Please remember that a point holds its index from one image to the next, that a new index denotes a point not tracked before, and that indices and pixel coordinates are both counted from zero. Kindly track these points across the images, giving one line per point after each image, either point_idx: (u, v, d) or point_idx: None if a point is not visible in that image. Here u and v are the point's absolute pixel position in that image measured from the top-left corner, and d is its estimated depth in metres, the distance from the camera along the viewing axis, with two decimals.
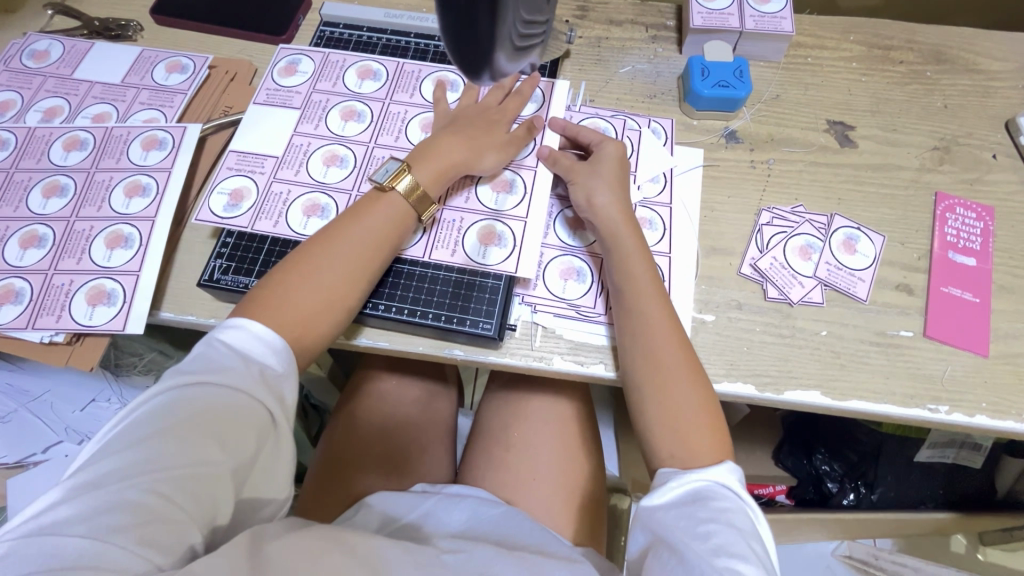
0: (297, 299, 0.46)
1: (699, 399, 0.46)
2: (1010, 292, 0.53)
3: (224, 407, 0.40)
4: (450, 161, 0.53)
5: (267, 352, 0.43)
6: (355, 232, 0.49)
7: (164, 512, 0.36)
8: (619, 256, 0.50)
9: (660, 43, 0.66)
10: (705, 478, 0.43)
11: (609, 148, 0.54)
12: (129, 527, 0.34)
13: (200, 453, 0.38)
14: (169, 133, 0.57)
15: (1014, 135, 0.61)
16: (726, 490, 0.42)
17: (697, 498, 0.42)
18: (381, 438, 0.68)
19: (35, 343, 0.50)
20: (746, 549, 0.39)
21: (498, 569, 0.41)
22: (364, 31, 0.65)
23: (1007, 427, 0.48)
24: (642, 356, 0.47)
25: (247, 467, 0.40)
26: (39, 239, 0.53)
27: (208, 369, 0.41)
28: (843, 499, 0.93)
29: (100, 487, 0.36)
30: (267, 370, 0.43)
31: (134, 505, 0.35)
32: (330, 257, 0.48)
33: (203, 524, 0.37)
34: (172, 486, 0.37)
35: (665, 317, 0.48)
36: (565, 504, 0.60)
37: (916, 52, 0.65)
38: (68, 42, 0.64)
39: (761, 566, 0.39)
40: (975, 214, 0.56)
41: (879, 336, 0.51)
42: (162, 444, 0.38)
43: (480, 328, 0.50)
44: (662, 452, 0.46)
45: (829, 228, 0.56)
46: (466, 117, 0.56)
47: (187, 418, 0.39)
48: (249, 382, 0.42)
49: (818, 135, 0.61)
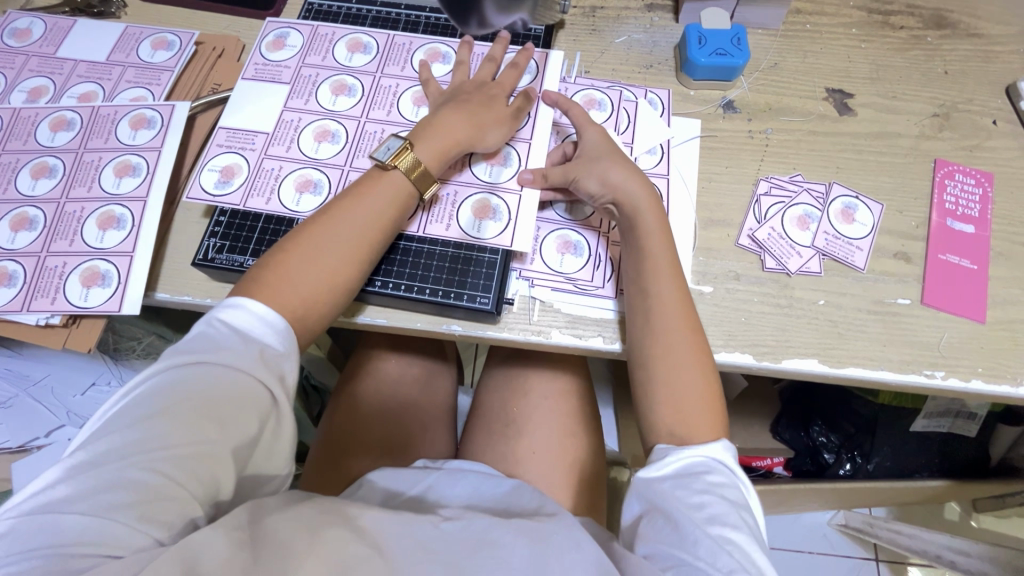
0: (297, 278, 0.45)
1: (699, 369, 0.46)
2: (1008, 259, 0.53)
3: (222, 387, 0.40)
4: (454, 138, 0.52)
5: (266, 330, 0.43)
6: (358, 212, 0.48)
7: (164, 490, 0.36)
8: (640, 236, 0.49)
9: (656, 12, 0.65)
10: (699, 455, 0.43)
11: (592, 133, 0.54)
12: (129, 505, 0.35)
13: (200, 432, 0.38)
14: (157, 111, 0.56)
15: (1015, 100, 0.60)
16: (720, 463, 0.43)
17: (692, 471, 0.42)
18: (381, 417, 0.69)
19: (31, 326, 0.50)
20: (739, 519, 0.40)
21: (496, 534, 0.40)
22: (353, 3, 0.63)
23: (1002, 392, 0.48)
24: (653, 336, 0.47)
25: (249, 446, 0.40)
26: (30, 221, 0.52)
27: (207, 348, 0.41)
28: (840, 469, 0.95)
29: (100, 465, 0.36)
30: (266, 350, 0.43)
31: (135, 482, 0.36)
32: (331, 236, 0.47)
33: (204, 501, 0.38)
34: (171, 465, 0.37)
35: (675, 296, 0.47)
36: (565, 476, 0.61)
37: (917, 16, 0.64)
38: (49, 20, 0.63)
39: (753, 536, 0.39)
40: (974, 180, 0.56)
41: (877, 304, 0.51)
42: (162, 422, 0.38)
43: (478, 303, 0.50)
44: (662, 428, 0.46)
45: (827, 197, 0.56)
46: (464, 93, 0.55)
47: (187, 396, 0.39)
48: (249, 361, 0.41)
49: (817, 104, 0.60)
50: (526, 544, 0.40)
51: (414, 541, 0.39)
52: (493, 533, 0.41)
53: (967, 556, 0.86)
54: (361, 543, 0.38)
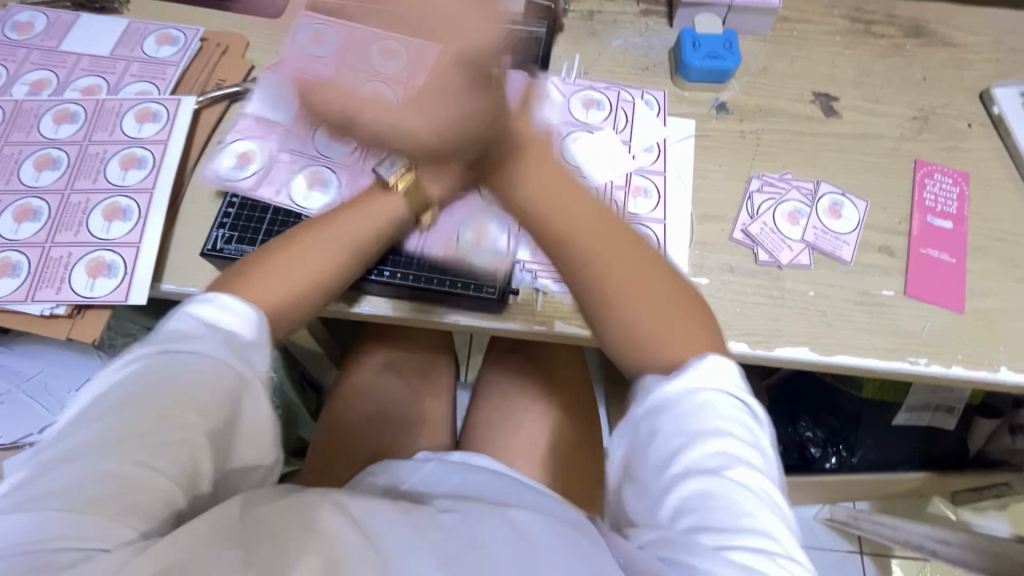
0: (286, 281, 0.46)
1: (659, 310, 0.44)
2: (985, 253, 0.56)
3: (197, 375, 0.39)
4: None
5: (239, 321, 0.43)
6: (350, 218, 0.50)
7: (145, 480, 0.35)
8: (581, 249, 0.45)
9: (651, 18, 0.67)
10: (670, 390, 0.40)
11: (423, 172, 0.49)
12: (110, 497, 0.34)
13: (173, 417, 0.38)
14: (163, 105, 0.57)
15: (988, 105, 0.63)
16: (710, 480, 0.37)
17: (659, 419, 0.40)
18: (382, 411, 0.69)
19: (35, 316, 0.50)
20: (723, 461, 0.38)
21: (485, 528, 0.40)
22: None
23: (981, 377, 0.51)
24: (633, 331, 0.44)
25: (226, 431, 0.39)
26: (34, 213, 0.52)
27: (177, 338, 0.40)
28: (825, 462, 0.97)
29: (74, 460, 0.35)
30: (235, 338, 0.42)
31: (111, 475, 0.35)
32: (318, 240, 0.48)
33: (188, 489, 0.37)
34: (149, 455, 0.36)
35: (672, 302, 0.44)
36: (566, 466, 0.62)
37: (896, 26, 0.68)
38: (52, 14, 0.63)
39: (741, 468, 0.38)
40: (952, 179, 0.59)
41: (863, 296, 0.54)
42: (133, 412, 0.37)
43: (483, 293, 0.51)
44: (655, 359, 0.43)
45: (815, 194, 0.58)
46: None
47: (162, 388, 0.38)
48: (218, 347, 0.41)
49: (804, 107, 0.63)
50: (506, 532, 0.40)
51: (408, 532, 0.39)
52: (483, 527, 0.41)
53: (948, 544, 0.88)
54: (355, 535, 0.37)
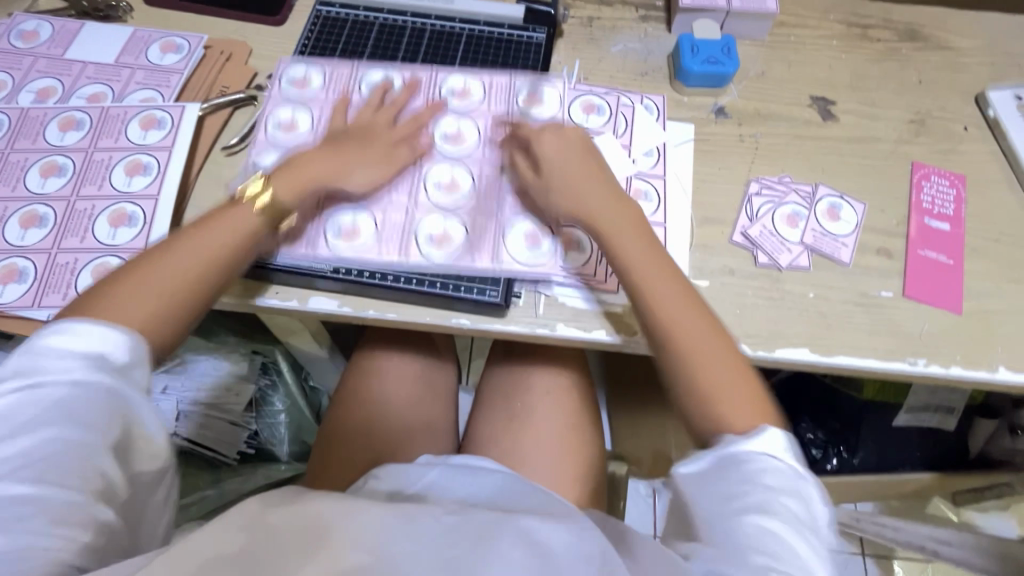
0: (155, 299, 0.45)
1: (731, 367, 0.46)
2: (982, 254, 0.57)
3: (77, 395, 0.39)
4: (313, 174, 0.53)
5: (110, 336, 0.41)
6: (199, 228, 0.48)
7: (56, 497, 0.36)
8: (617, 247, 0.51)
9: (650, 23, 0.68)
10: (750, 448, 0.42)
11: (548, 142, 0.55)
12: (28, 517, 0.35)
13: (59, 442, 0.37)
14: (168, 112, 0.58)
15: (984, 108, 0.64)
16: (761, 510, 0.40)
17: (735, 466, 0.42)
18: (385, 413, 0.70)
19: (41, 321, 0.50)
20: (788, 513, 0.40)
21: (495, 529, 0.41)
22: (361, 11, 0.66)
23: (979, 377, 0.52)
24: (694, 391, 0.46)
25: (121, 447, 0.40)
26: (40, 219, 0.53)
27: (50, 367, 0.39)
28: (827, 463, 0.97)
29: None
30: (110, 355, 0.41)
31: (20, 511, 0.35)
32: (181, 254, 0.47)
33: (103, 505, 0.38)
34: (53, 474, 0.36)
35: (724, 354, 0.47)
36: (568, 466, 0.63)
37: (892, 30, 0.68)
38: (57, 23, 0.63)
39: (800, 527, 0.40)
40: (948, 181, 0.60)
41: (862, 297, 0.54)
42: (9, 451, 0.36)
43: (486, 296, 0.52)
44: (706, 414, 0.45)
45: (813, 197, 0.59)
46: (343, 132, 0.56)
47: (43, 411, 0.38)
48: (94, 369, 0.40)
49: (802, 110, 0.63)
50: (517, 547, 0.39)
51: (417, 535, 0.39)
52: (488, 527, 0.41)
53: (949, 544, 0.88)
54: (360, 550, 0.37)
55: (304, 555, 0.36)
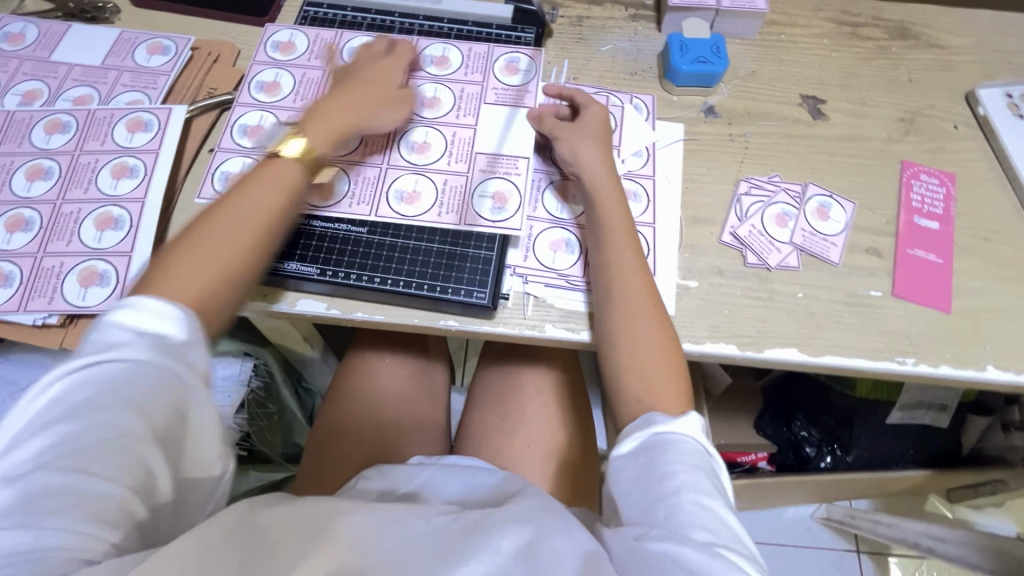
0: (209, 265, 0.44)
1: (663, 347, 0.48)
2: (972, 252, 0.57)
3: (137, 382, 0.38)
4: (342, 121, 0.53)
5: (168, 322, 0.40)
6: (246, 198, 0.47)
7: (99, 491, 0.35)
8: (608, 234, 0.51)
9: (640, 22, 0.68)
10: (673, 427, 0.44)
11: (595, 110, 0.56)
12: (65, 510, 0.33)
13: (108, 427, 0.36)
14: (154, 115, 0.57)
15: (974, 106, 0.64)
16: (697, 490, 0.41)
17: (661, 446, 0.43)
18: (376, 414, 0.70)
19: (27, 325, 0.50)
20: (710, 485, 0.42)
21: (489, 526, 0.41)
22: (348, 11, 0.65)
23: (968, 376, 0.52)
24: (619, 365, 0.48)
25: (174, 438, 0.39)
26: (26, 222, 0.53)
27: (112, 347, 0.39)
28: (820, 461, 0.98)
29: (19, 478, 0.34)
30: (167, 339, 0.39)
31: (62, 492, 0.34)
32: (235, 219, 0.46)
33: (145, 497, 0.37)
34: (101, 465, 0.35)
35: (661, 341, 0.48)
36: (558, 466, 0.63)
37: (883, 28, 0.68)
38: (42, 25, 0.63)
39: (722, 497, 0.42)
40: (938, 180, 0.60)
41: (851, 297, 0.54)
42: (65, 430, 0.36)
43: (474, 298, 0.52)
44: (631, 393, 0.48)
45: (803, 196, 0.59)
46: (374, 71, 0.57)
47: (99, 397, 0.37)
48: (154, 354, 0.39)
49: (793, 109, 0.63)
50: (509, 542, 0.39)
51: (405, 535, 0.39)
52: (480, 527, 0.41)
53: (942, 541, 0.89)
54: (348, 551, 0.37)
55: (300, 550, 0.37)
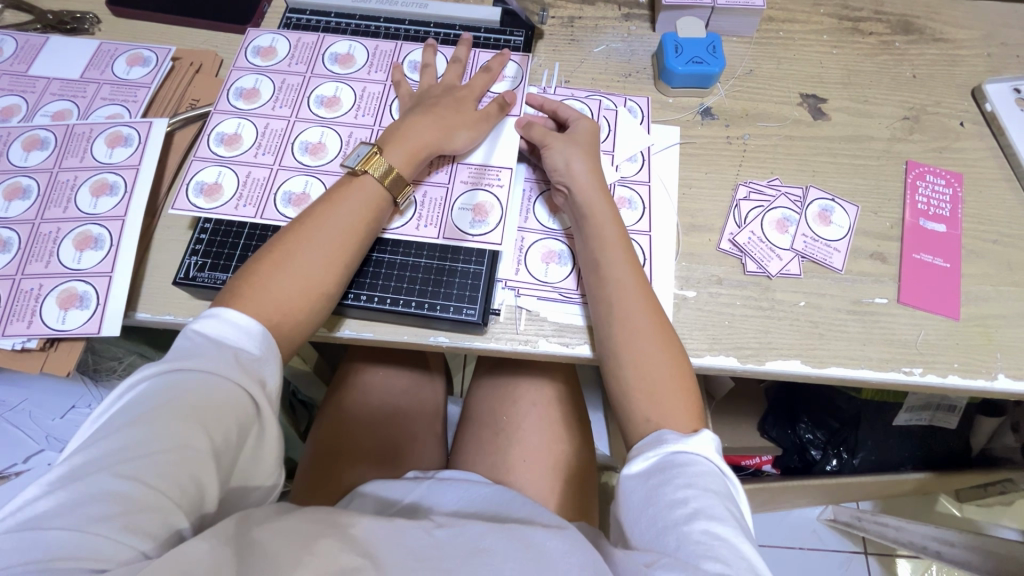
0: (276, 289, 0.44)
1: (672, 361, 0.47)
2: (980, 256, 0.55)
3: (200, 393, 0.38)
4: (424, 141, 0.52)
5: (242, 335, 0.42)
6: (335, 218, 0.48)
7: (145, 498, 0.34)
8: (603, 247, 0.49)
9: (634, 22, 0.66)
10: (683, 449, 0.42)
11: (584, 124, 0.54)
12: (110, 516, 0.32)
13: (164, 435, 0.36)
14: (134, 128, 0.55)
15: (981, 102, 0.62)
16: (710, 515, 0.38)
17: (671, 467, 0.42)
18: (371, 428, 0.68)
19: (7, 350, 0.49)
20: (724, 511, 0.39)
21: (488, 541, 0.39)
22: (332, 17, 0.64)
23: (978, 386, 0.50)
24: (627, 379, 0.47)
25: (231, 453, 0.38)
26: (4, 244, 0.51)
27: (186, 356, 0.40)
28: (826, 464, 0.96)
29: (77, 480, 0.34)
30: (241, 354, 0.41)
31: (113, 494, 0.33)
32: (308, 241, 0.47)
33: (190, 510, 0.35)
34: (153, 473, 0.35)
35: (666, 352, 0.47)
36: (556, 481, 0.61)
37: (885, 23, 0.66)
38: (20, 38, 0.61)
39: (737, 525, 0.39)
40: (944, 180, 0.58)
41: (855, 304, 0.52)
42: (132, 432, 0.36)
43: (463, 314, 0.50)
44: (638, 413, 0.46)
45: (804, 201, 0.57)
46: (432, 96, 0.55)
47: (160, 406, 0.37)
48: (224, 365, 0.40)
49: (792, 109, 0.61)
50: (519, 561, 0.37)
51: (406, 547, 0.38)
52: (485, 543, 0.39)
53: (951, 545, 0.86)
54: (353, 553, 0.36)
55: (302, 551, 0.35)
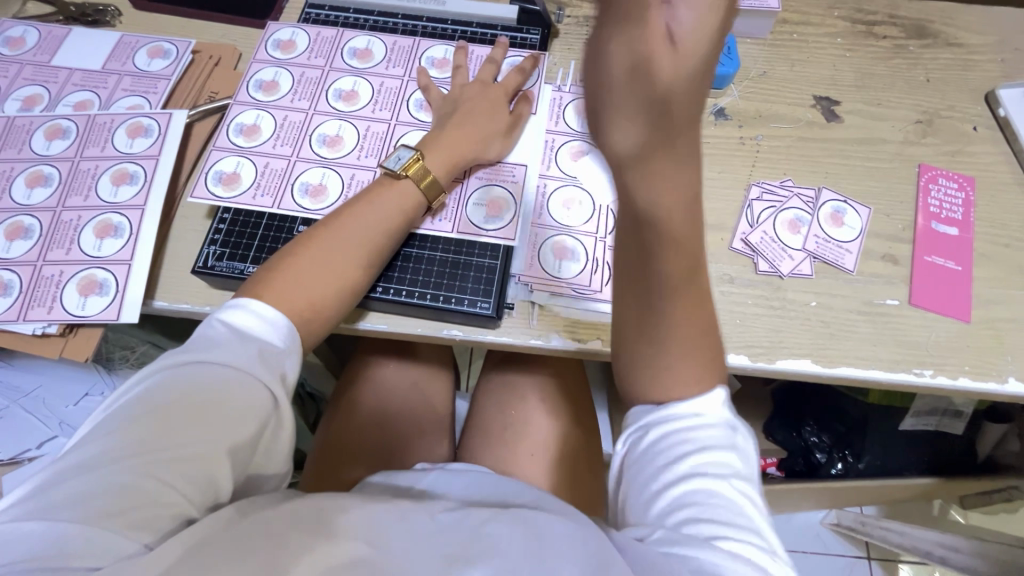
0: (305, 284, 0.45)
1: None
2: (991, 259, 0.55)
3: (220, 387, 0.38)
4: (461, 148, 0.53)
5: (268, 330, 0.42)
6: (366, 217, 0.48)
7: (160, 492, 0.34)
8: None
9: None
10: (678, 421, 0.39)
11: None
12: (122, 509, 0.33)
13: (183, 430, 0.37)
14: (154, 120, 0.56)
15: (994, 107, 0.62)
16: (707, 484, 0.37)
17: (666, 439, 0.40)
18: (381, 421, 0.69)
19: (27, 335, 0.49)
20: (718, 474, 0.38)
21: (493, 529, 0.38)
22: (350, 12, 0.64)
23: (988, 388, 0.50)
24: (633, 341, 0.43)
25: (248, 448, 0.39)
26: (25, 230, 0.52)
27: (206, 347, 0.40)
28: (831, 468, 0.95)
29: (94, 468, 0.35)
30: (265, 349, 0.41)
31: (128, 486, 0.34)
32: (340, 237, 0.47)
33: (202, 502, 0.36)
34: (169, 467, 0.35)
35: None
36: (563, 474, 0.62)
37: (899, 27, 0.66)
38: (43, 29, 0.62)
39: (734, 487, 0.38)
40: (957, 184, 0.58)
41: (866, 305, 0.53)
42: (150, 424, 0.37)
43: (478, 308, 0.51)
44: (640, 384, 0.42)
45: (816, 202, 0.57)
46: (467, 100, 0.56)
47: (180, 398, 0.38)
48: (247, 360, 0.40)
49: (805, 111, 0.61)
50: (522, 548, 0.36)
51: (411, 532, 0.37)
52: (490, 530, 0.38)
53: (957, 552, 0.85)
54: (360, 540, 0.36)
55: (315, 535, 0.35)
